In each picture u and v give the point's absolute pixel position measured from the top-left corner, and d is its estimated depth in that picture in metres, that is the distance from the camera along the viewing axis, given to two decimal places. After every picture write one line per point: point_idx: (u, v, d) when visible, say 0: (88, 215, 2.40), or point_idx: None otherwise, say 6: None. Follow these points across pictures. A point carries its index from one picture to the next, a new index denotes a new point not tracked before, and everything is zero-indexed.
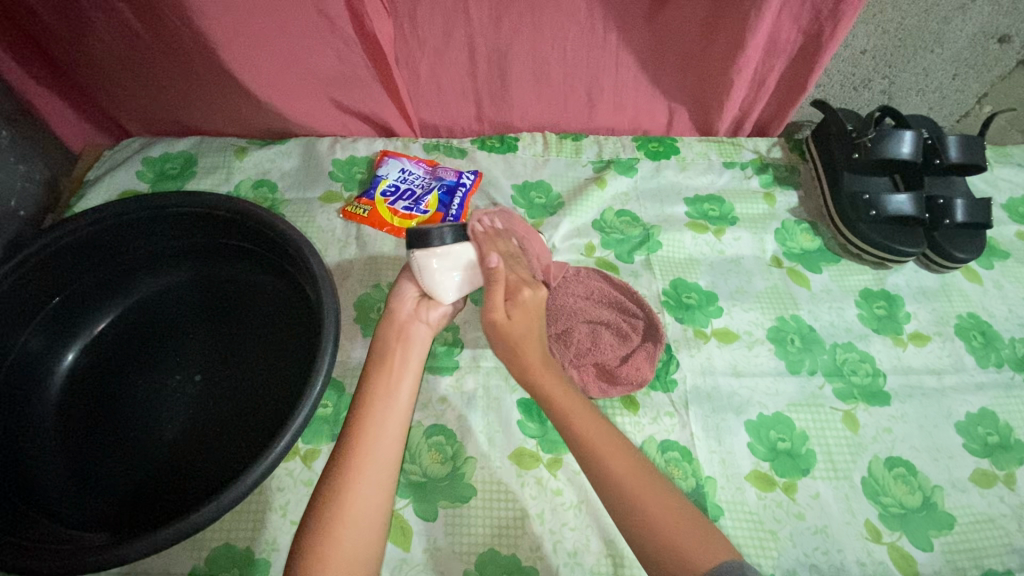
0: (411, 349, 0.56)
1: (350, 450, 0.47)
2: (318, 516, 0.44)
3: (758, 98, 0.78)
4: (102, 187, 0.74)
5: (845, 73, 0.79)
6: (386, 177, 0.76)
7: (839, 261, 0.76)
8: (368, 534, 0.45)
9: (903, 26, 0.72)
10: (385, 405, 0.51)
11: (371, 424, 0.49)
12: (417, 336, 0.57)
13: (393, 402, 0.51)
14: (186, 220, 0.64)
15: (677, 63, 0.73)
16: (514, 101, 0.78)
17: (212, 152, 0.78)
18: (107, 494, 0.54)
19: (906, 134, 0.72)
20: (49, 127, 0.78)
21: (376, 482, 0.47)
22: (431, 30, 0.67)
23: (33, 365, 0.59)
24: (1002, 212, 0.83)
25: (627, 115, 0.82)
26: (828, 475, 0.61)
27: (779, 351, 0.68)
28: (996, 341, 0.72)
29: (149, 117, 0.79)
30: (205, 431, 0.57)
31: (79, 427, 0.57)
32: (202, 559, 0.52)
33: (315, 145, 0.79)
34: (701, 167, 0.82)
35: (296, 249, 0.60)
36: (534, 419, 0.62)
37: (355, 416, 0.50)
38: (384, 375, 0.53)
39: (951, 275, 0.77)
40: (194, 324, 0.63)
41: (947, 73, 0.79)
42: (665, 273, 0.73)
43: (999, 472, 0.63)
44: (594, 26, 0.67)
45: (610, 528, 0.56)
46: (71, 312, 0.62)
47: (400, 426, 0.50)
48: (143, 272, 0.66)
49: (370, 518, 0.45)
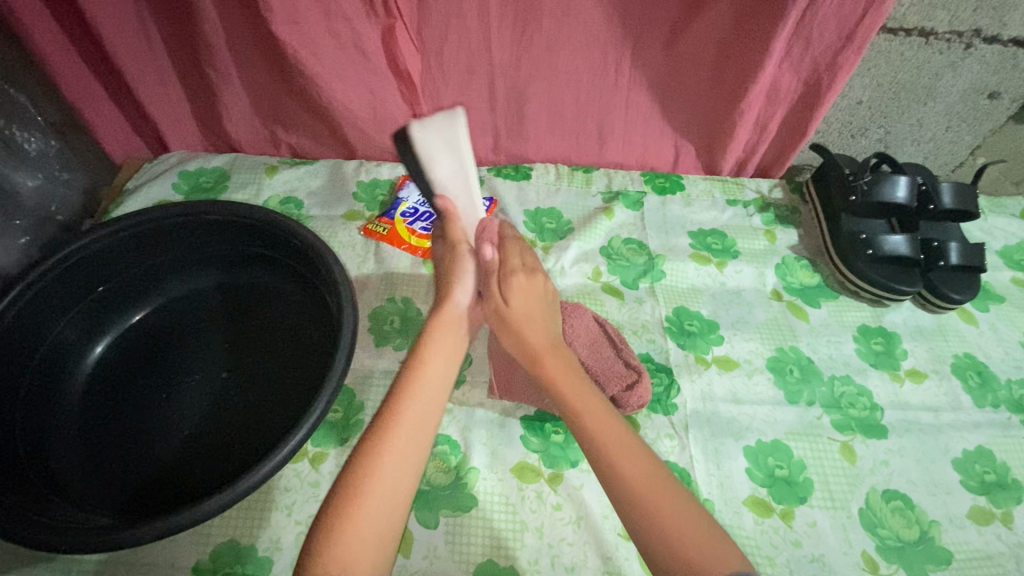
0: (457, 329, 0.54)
1: (395, 401, 0.48)
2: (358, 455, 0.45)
3: (761, 142, 0.83)
4: (140, 196, 0.78)
5: (843, 121, 0.83)
6: (407, 200, 0.80)
7: (838, 297, 0.79)
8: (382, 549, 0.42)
9: (896, 80, 0.77)
10: (430, 378, 0.50)
11: (415, 381, 0.49)
12: (463, 326, 0.55)
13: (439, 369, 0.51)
14: (218, 228, 0.68)
15: (683, 106, 0.78)
16: (530, 135, 0.83)
17: (245, 169, 0.82)
18: (118, 482, 0.55)
19: (900, 179, 0.75)
20: (96, 138, 0.83)
21: (415, 438, 0.47)
22: (455, 67, 0.72)
23: (65, 355, 0.63)
24: (997, 258, 0.86)
25: (637, 152, 0.86)
26: (825, 504, 0.61)
27: (778, 381, 0.70)
28: (993, 381, 0.73)
29: (188, 135, 0.85)
30: (219, 427, 0.59)
31: (101, 415, 0.60)
32: (207, 555, 0.52)
33: (342, 167, 0.84)
34: (705, 203, 0.86)
35: (320, 258, 0.63)
36: (538, 434, 0.64)
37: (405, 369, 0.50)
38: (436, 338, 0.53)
39: (948, 316, 0.79)
40: (215, 326, 0.66)
41: (940, 125, 0.84)
42: (668, 301, 0.76)
43: (997, 510, 0.63)
44: (607, 69, 0.72)
45: (608, 544, 0.57)
46: (103, 307, 0.66)
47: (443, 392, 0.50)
48: (173, 275, 0.70)
49: (405, 480, 0.45)
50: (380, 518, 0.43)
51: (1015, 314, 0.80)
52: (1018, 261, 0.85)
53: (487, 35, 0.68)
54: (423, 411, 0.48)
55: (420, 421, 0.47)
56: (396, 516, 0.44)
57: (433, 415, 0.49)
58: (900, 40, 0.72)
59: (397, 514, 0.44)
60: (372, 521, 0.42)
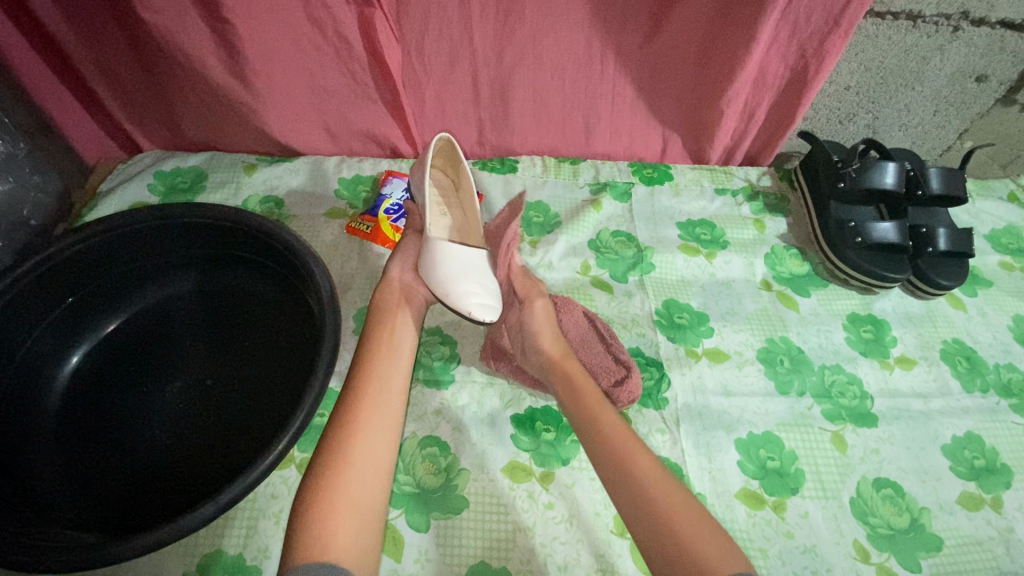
0: (404, 336, 0.59)
1: (359, 384, 0.54)
2: (332, 435, 0.50)
3: (748, 130, 0.82)
4: (115, 198, 0.76)
5: (831, 107, 0.82)
6: (390, 196, 0.78)
7: (827, 286, 0.79)
8: (361, 533, 0.46)
9: (884, 65, 0.76)
10: (389, 361, 0.56)
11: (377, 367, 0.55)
12: (400, 330, 0.60)
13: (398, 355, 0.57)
14: (196, 230, 0.67)
15: (670, 95, 0.77)
16: (515, 127, 0.81)
17: (223, 168, 0.80)
18: (102, 496, 0.54)
19: (889, 165, 0.75)
20: (66, 138, 0.80)
21: (382, 418, 0.52)
22: (437, 59, 0.70)
23: (39, 367, 0.61)
24: (985, 243, 0.85)
25: (624, 143, 0.85)
26: (816, 494, 0.61)
27: (769, 372, 0.70)
28: (981, 366, 0.73)
29: (164, 133, 0.82)
30: (201, 435, 0.58)
31: (79, 428, 0.58)
32: (194, 565, 0.52)
33: (322, 164, 0.82)
34: (694, 193, 0.85)
35: (301, 260, 0.62)
36: (528, 432, 0.63)
37: (365, 354, 0.57)
38: (389, 330, 0.59)
39: (936, 302, 0.79)
40: (195, 331, 0.65)
41: (928, 109, 0.83)
42: (657, 294, 0.75)
43: (985, 495, 0.64)
44: (592, 59, 0.71)
45: (601, 542, 0.57)
46: (78, 315, 0.64)
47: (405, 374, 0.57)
48: (151, 280, 0.68)
49: (379, 452, 0.50)
50: (362, 485, 0.48)
51: (1003, 299, 0.80)
52: (1005, 244, 0.85)
53: (468, 27, 0.66)
54: (385, 397, 0.54)
55: (384, 398, 0.53)
56: (377, 483, 0.49)
57: (395, 393, 0.55)
58: (887, 24, 0.71)
59: (378, 482, 0.49)
60: (354, 491, 0.47)
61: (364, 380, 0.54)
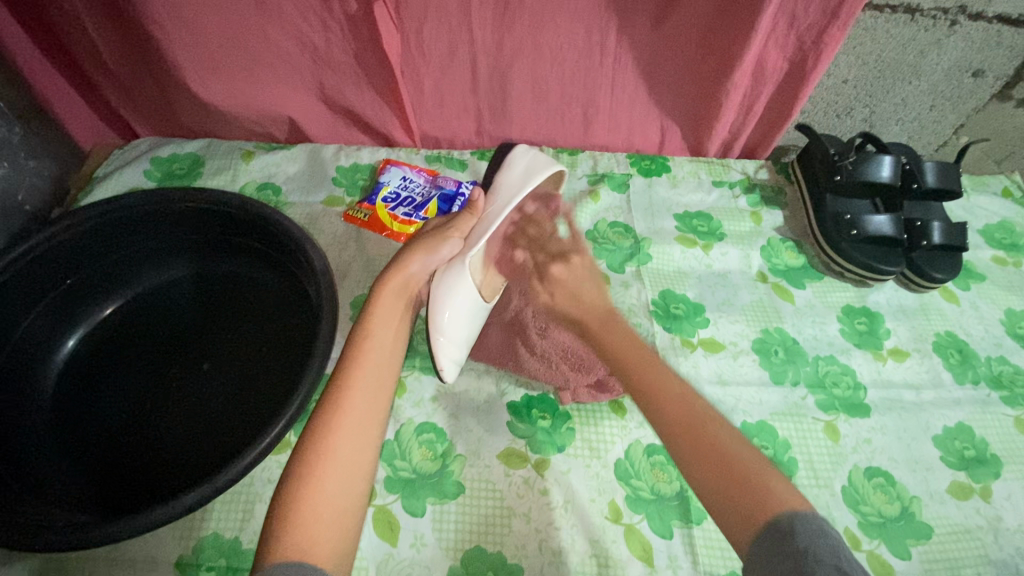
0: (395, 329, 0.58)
1: (348, 376, 0.52)
2: (314, 430, 0.48)
3: (746, 123, 0.82)
4: (111, 184, 0.76)
5: (828, 101, 0.83)
6: (387, 185, 0.78)
7: (823, 278, 0.79)
8: (338, 532, 0.45)
9: (882, 59, 0.76)
10: (378, 354, 0.55)
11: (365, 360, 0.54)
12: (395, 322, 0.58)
13: (387, 349, 0.56)
14: (191, 215, 0.66)
15: (668, 86, 0.77)
16: (513, 117, 0.81)
17: (220, 154, 0.80)
18: (97, 477, 0.54)
19: (884, 159, 0.75)
20: (62, 123, 0.80)
21: (366, 414, 0.51)
22: (435, 47, 0.70)
23: (35, 348, 0.61)
24: (979, 238, 0.86)
25: (622, 134, 0.85)
26: (809, 483, 0.62)
27: (763, 362, 0.70)
28: (973, 358, 0.74)
29: (160, 118, 0.82)
30: (197, 419, 0.58)
31: (74, 410, 0.58)
32: (190, 548, 0.52)
33: (320, 152, 0.81)
34: (691, 185, 0.85)
35: (297, 246, 0.62)
36: (524, 419, 0.63)
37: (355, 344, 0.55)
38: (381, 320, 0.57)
39: (929, 295, 0.80)
40: (191, 315, 0.65)
41: (925, 104, 0.84)
42: (654, 284, 0.75)
43: (976, 485, 0.64)
44: (591, 49, 0.71)
45: (597, 528, 0.57)
46: (74, 299, 0.64)
47: (393, 370, 0.55)
48: (147, 265, 0.68)
49: (362, 450, 0.49)
50: (341, 482, 0.47)
51: (996, 293, 0.81)
52: (998, 239, 0.86)
53: (467, 15, 0.66)
54: (372, 391, 0.52)
55: (372, 393, 0.52)
56: (357, 481, 0.48)
57: (382, 388, 0.53)
58: (885, 17, 0.71)
59: (357, 480, 0.48)
60: (334, 487, 0.46)
61: (350, 374, 0.52)
